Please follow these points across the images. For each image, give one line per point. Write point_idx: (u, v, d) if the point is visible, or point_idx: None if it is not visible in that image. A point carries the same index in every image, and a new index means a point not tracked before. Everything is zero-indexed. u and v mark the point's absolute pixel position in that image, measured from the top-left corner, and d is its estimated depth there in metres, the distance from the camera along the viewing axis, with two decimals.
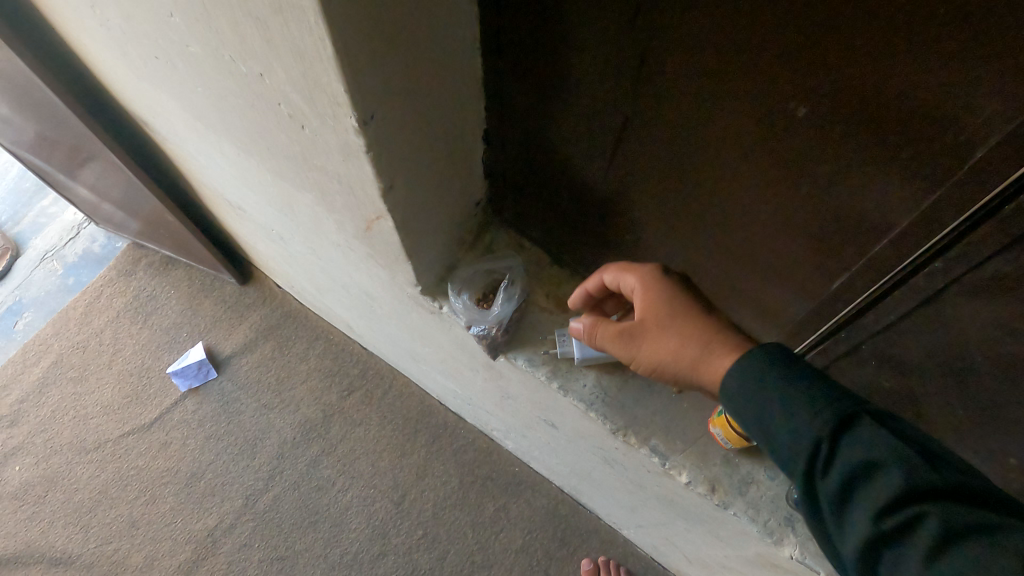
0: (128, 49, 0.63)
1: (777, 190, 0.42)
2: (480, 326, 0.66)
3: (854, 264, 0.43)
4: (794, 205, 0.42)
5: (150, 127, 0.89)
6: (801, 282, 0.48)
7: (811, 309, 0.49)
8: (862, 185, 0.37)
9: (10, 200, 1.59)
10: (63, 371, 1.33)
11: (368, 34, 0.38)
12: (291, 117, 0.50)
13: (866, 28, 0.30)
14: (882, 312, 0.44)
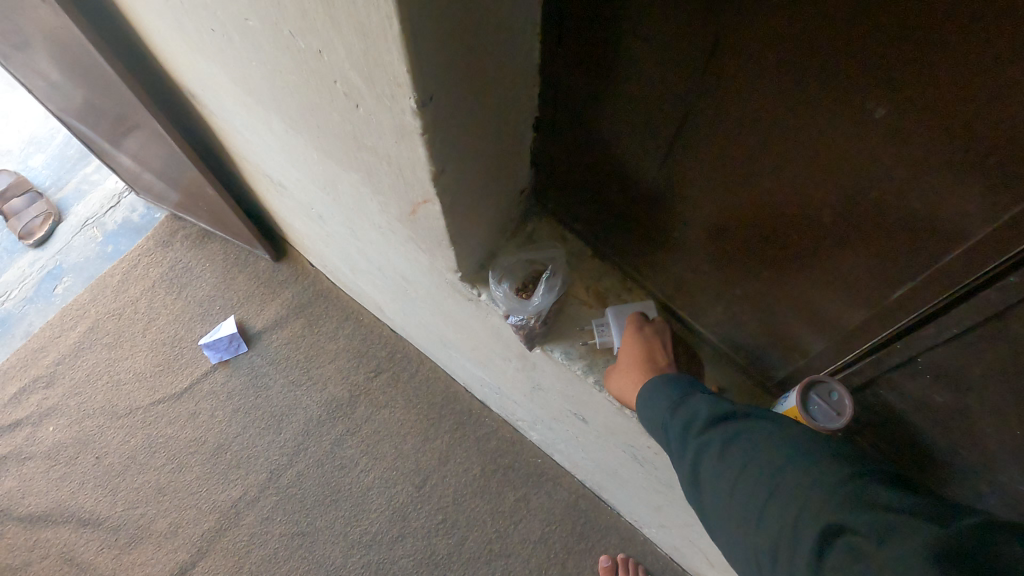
0: (183, 20, 0.63)
1: (844, 193, 0.40)
2: (519, 316, 0.65)
3: (918, 274, 0.41)
4: (860, 209, 0.40)
5: (197, 99, 0.89)
6: (858, 290, 0.47)
7: (865, 318, 0.48)
8: (937, 194, 0.36)
9: (54, 165, 1.62)
10: (98, 336, 1.35)
11: (435, 14, 0.38)
12: (346, 95, 0.50)
13: (961, 27, 0.29)
14: (942, 327, 0.43)
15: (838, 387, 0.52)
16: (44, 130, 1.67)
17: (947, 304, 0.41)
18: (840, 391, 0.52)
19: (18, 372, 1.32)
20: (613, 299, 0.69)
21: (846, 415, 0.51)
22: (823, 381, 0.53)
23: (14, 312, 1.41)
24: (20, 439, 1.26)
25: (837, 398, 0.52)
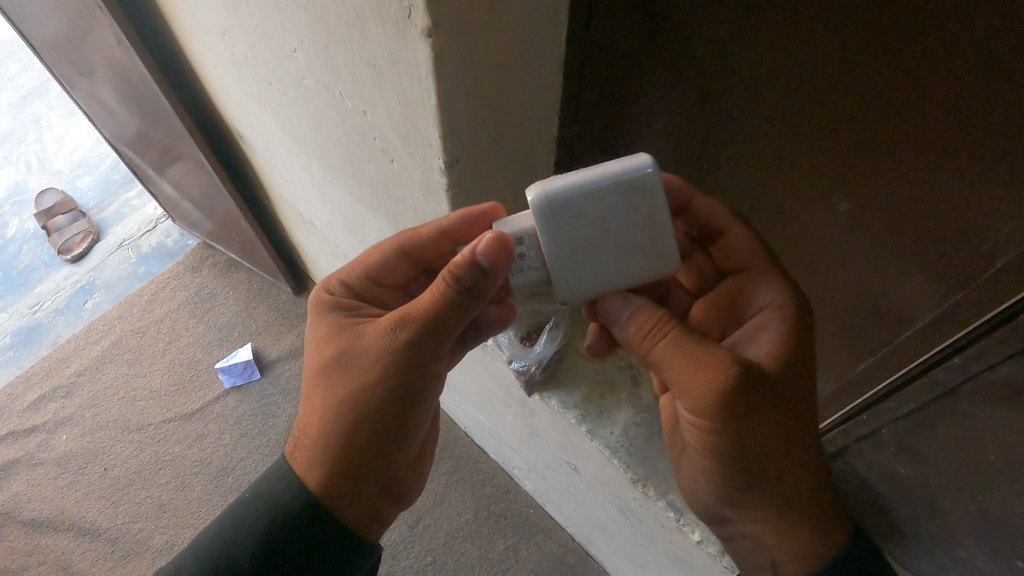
0: (245, 72, 0.71)
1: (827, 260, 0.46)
2: (522, 361, 0.70)
3: (893, 342, 0.46)
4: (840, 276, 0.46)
5: (245, 139, 0.97)
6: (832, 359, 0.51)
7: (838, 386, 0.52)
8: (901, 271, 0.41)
9: (100, 188, 1.73)
10: (120, 352, 1.41)
11: (468, 92, 0.44)
12: (383, 150, 0.56)
13: (914, 131, 0.34)
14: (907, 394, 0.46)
15: None
16: (95, 154, 1.80)
17: (908, 379, 0.46)
18: None
19: (40, 379, 1.38)
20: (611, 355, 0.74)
21: None
22: None
23: (44, 322, 1.48)
24: (33, 444, 1.31)
25: None
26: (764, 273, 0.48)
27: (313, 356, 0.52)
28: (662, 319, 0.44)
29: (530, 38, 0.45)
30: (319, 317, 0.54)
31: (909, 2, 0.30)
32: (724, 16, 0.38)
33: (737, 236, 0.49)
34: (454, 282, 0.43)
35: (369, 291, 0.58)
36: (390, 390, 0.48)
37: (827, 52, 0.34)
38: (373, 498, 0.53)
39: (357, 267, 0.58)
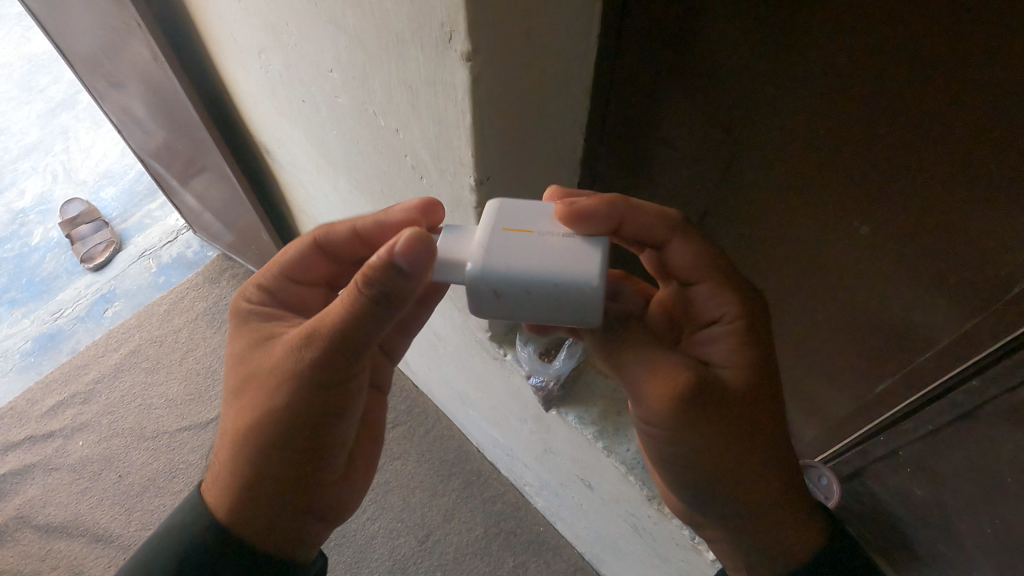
0: (278, 90, 0.73)
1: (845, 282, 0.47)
2: (540, 377, 0.71)
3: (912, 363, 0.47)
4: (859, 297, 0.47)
5: (271, 154, 1.00)
6: None
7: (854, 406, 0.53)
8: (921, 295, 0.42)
9: (123, 199, 1.77)
10: (138, 360, 1.43)
11: (502, 113, 0.46)
12: (413, 168, 0.58)
13: (937, 156, 0.36)
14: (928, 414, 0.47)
15: (827, 472, 0.58)
16: (119, 166, 1.84)
17: (929, 399, 0.47)
18: (829, 476, 0.58)
19: (59, 385, 1.40)
20: None
21: (832, 499, 0.57)
22: (814, 466, 0.59)
23: (64, 329, 1.50)
24: (50, 449, 1.32)
25: (825, 482, 0.58)
26: (709, 288, 0.47)
27: (231, 371, 0.51)
28: (634, 334, 0.46)
29: (563, 63, 0.47)
30: (240, 327, 0.53)
31: (936, 36, 0.31)
32: (751, 45, 0.39)
33: (682, 249, 0.47)
34: (366, 289, 0.40)
35: (291, 295, 0.57)
36: (301, 406, 0.46)
37: (854, 82, 0.36)
38: (293, 513, 0.52)
39: (280, 271, 0.56)
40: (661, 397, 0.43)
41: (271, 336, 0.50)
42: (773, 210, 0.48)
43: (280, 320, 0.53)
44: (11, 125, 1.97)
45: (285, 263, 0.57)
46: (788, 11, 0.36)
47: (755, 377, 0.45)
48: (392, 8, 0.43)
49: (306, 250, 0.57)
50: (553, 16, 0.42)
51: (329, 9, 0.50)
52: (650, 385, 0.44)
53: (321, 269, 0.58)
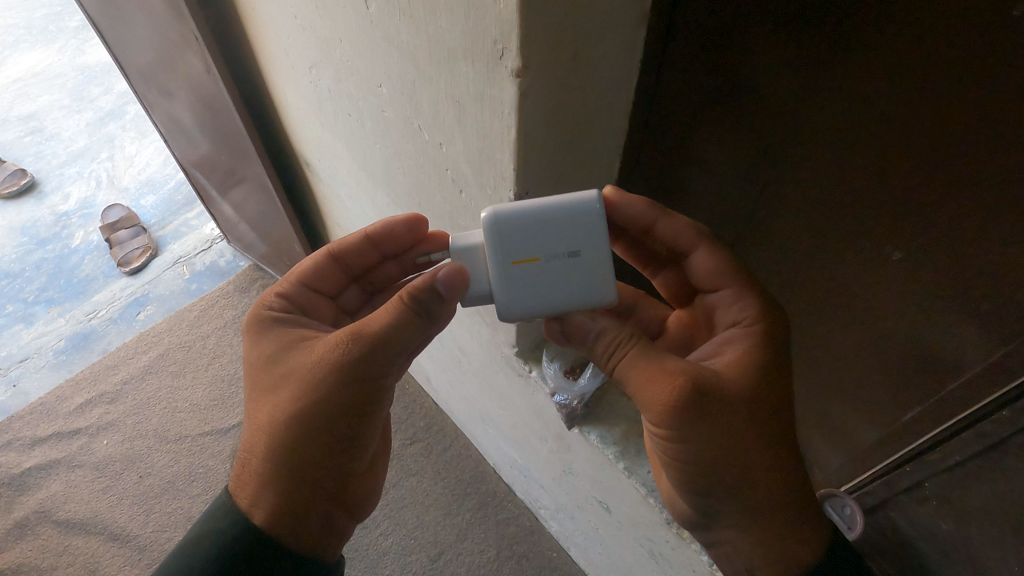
0: (326, 104, 0.76)
1: (874, 308, 0.48)
2: (564, 395, 0.72)
3: (938, 393, 0.48)
4: (890, 324, 0.47)
5: (311, 168, 1.03)
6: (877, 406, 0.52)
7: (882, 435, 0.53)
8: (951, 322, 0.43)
9: (162, 207, 1.83)
10: (166, 364, 1.46)
11: (546, 130, 0.48)
12: (453, 182, 0.60)
13: (973, 185, 0.36)
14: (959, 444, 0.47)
15: (850, 502, 0.59)
16: (160, 175, 1.91)
17: (958, 429, 0.47)
18: (850, 505, 0.59)
19: (88, 384, 1.43)
20: None
21: (854, 528, 0.57)
22: (839, 495, 0.60)
23: (97, 330, 1.54)
24: (76, 446, 1.34)
25: (848, 512, 0.58)
26: (732, 293, 0.51)
27: (261, 372, 0.53)
28: (623, 338, 0.48)
29: (605, 84, 0.49)
30: (262, 332, 0.56)
31: (974, 65, 0.32)
32: (793, 75, 0.41)
33: (705, 257, 0.52)
34: (409, 298, 0.47)
35: (306, 302, 0.61)
36: (346, 406, 0.50)
37: (891, 108, 0.37)
38: (329, 504, 0.54)
39: (297, 280, 0.61)
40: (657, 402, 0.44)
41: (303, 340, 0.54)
42: (803, 235, 0.49)
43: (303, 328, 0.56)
44: (61, 131, 2.05)
45: (301, 274, 0.61)
46: (830, 39, 0.37)
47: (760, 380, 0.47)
48: (447, 25, 0.45)
49: (318, 260, 0.62)
50: (599, 37, 0.44)
51: (384, 27, 0.53)
52: (644, 391, 0.45)
53: (332, 283, 0.63)
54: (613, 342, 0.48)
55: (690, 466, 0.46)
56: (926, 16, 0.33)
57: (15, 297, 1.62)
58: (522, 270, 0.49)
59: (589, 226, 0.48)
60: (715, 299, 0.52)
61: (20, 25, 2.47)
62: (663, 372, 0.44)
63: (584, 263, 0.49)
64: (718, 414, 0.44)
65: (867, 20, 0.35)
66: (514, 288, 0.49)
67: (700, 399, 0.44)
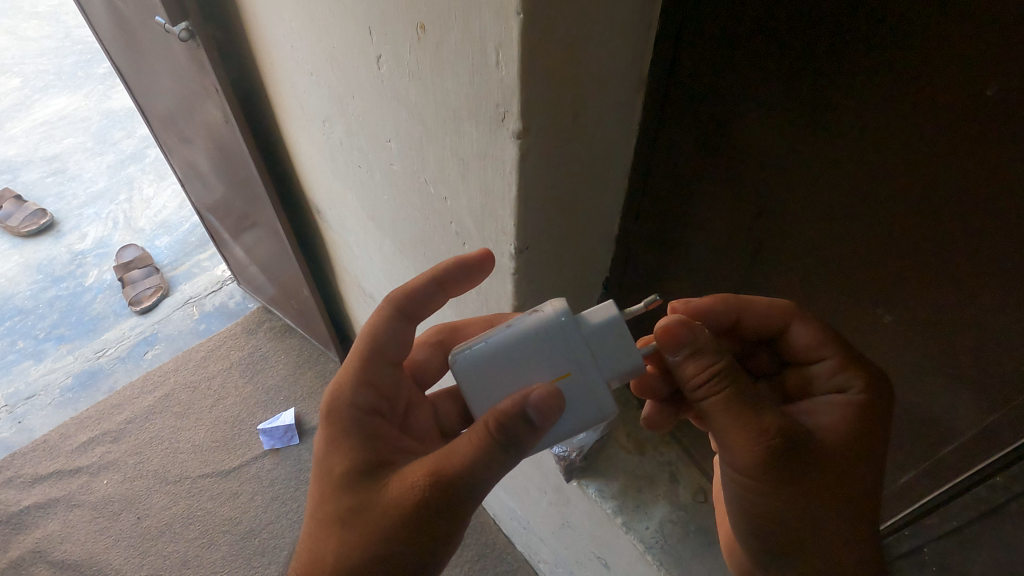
0: (337, 155, 0.79)
1: (869, 368, 0.48)
2: (563, 447, 0.72)
3: (934, 455, 0.47)
4: (884, 383, 0.48)
5: (322, 215, 1.05)
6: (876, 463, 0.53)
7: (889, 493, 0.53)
8: (943, 384, 0.43)
9: (175, 248, 1.86)
10: (171, 404, 1.46)
11: (547, 188, 0.49)
12: (457, 234, 0.61)
13: (954, 253, 0.37)
14: (956, 508, 0.47)
15: None
16: (176, 217, 1.95)
17: (953, 493, 0.47)
18: None
19: (92, 423, 1.44)
20: (652, 449, 0.74)
21: None
22: None
23: (104, 368, 1.56)
24: (75, 485, 1.34)
25: None
26: (833, 365, 0.46)
27: (330, 489, 0.44)
28: (725, 371, 0.40)
29: (604, 140, 0.50)
30: (341, 432, 0.46)
31: (953, 138, 0.34)
32: (787, 140, 0.42)
33: (802, 334, 0.48)
34: (491, 421, 0.39)
35: (387, 386, 0.51)
36: (405, 557, 0.41)
37: (879, 173, 0.38)
38: None
39: (379, 357, 0.51)
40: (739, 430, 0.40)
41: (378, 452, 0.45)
42: (797, 292, 0.50)
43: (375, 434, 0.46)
44: (83, 172, 2.11)
45: (387, 353, 0.51)
46: (819, 105, 0.39)
47: (847, 449, 0.42)
48: (452, 86, 0.47)
49: (403, 334, 0.52)
50: (596, 98, 0.46)
51: (394, 86, 0.55)
52: (722, 415, 0.40)
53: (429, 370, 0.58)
54: (706, 368, 0.40)
55: (746, 489, 0.42)
56: (907, 89, 0.34)
57: (27, 334, 1.64)
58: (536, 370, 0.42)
59: (468, 355, 0.42)
60: (815, 370, 0.48)
61: (51, 71, 2.57)
62: (749, 418, 0.39)
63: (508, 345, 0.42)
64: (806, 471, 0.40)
65: (853, 91, 0.37)
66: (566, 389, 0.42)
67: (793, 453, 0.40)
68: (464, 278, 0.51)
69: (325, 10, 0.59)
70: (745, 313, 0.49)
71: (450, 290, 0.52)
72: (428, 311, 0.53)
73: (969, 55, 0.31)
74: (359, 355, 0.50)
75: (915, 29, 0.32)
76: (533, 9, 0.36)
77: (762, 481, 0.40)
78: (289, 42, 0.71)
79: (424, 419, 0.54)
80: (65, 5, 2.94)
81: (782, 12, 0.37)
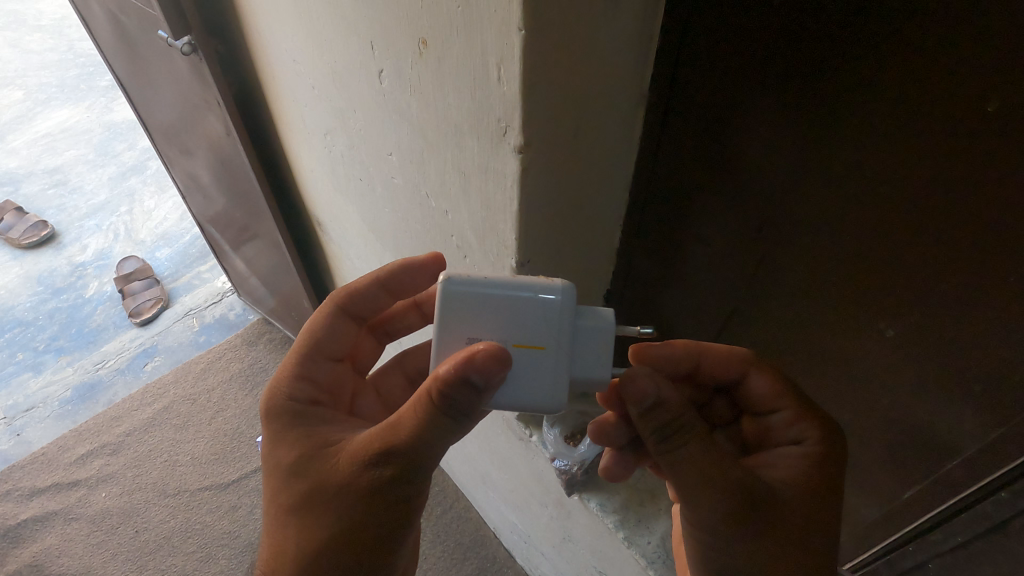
0: (338, 168, 0.79)
1: (873, 382, 0.48)
2: (563, 460, 0.71)
3: (937, 470, 0.47)
4: (887, 397, 0.48)
5: (323, 228, 1.05)
6: (883, 476, 0.52)
7: (897, 505, 0.52)
8: (946, 400, 0.43)
9: (176, 260, 1.87)
10: (170, 416, 1.46)
11: (548, 202, 0.49)
12: (457, 247, 0.61)
13: (955, 269, 0.37)
14: (960, 525, 0.47)
15: None
16: (176, 229, 1.95)
17: (957, 509, 0.47)
18: None
19: (91, 435, 1.43)
20: None
21: None
22: None
23: (104, 380, 1.55)
24: (74, 498, 1.33)
25: None
26: (787, 416, 0.49)
27: (281, 487, 0.46)
28: (685, 423, 0.43)
29: (605, 155, 0.50)
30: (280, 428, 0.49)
31: (955, 154, 0.34)
32: (790, 156, 0.43)
33: (756, 384, 0.51)
34: (435, 391, 0.39)
35: (327, 381, 0.55)
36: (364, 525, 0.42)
37: (881, 187, 0.38)
38: None
39: (317, 356, 0.55)
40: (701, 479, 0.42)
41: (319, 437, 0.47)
42: (798, 306, 0.50)
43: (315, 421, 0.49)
44: (84, 184, 2.12)
45: (324, 351, 0.56)
46: (821, 120, 0.39)
47: (812, 494, 0.45)
48: (454, 101, 0.47)
49: (342, 330, 0.57)
50: (597, 113, 0.46)
51: (396, 100, 0.55)
52: (683, 467, 0.42)
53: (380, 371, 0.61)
54: (669, 420, 0.42)
55: (704, 538, 0.44)
56: (908, 107, 0.34)
57: (26, 345, 1.64)
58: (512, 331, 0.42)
59: (471, 281, 0.42)
60: (771, 420, 0.51)
61: (53, 84, 2.58)
62: (705, 466, 0.42)
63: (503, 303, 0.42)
64: (760, 514, 0.42)
65: (854, 105, 0.37)
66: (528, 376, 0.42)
67: (746, 497, 0.42)
68: (409, 277, 0.56)
69: (327, 25, 0.59)
70: (702, 360, 0.53)
71: (401, 288, 0.56)
72: (373, 309, 0.58)
73: (971, 71, 0.31)
74: (299, 355, 0.54)
75: (917, 46, 0.32)
76: (535, 25, 0.37)
77: (716, 523, 0.42)
78: (291, 56, 0.72)
79: (368, 404, 0.59)
80: (67, 19, 2.96)
81: (784, 28, 0.38)
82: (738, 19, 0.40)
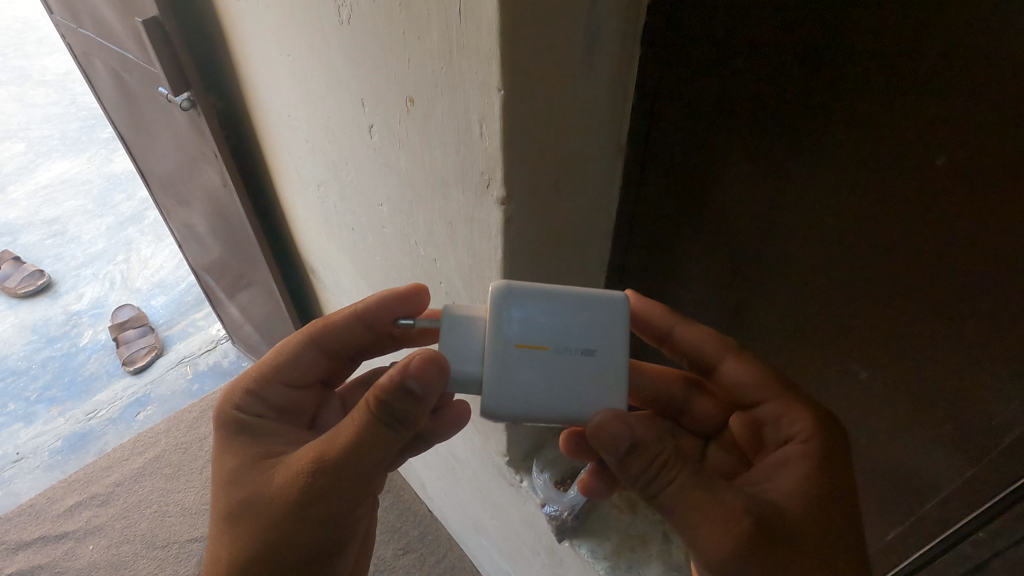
0: (331, 217, 0.81)
1: (855, 420, 0.49)
2: (554, 505, 0.71)
3: (919, 511, 0.48)
4: (870, 436, 0.48)
5: (317, 276, 1.07)
6: (868, 515, 0.53)
7: (885, 547, 0.53)
8: (920, 441, 0.44)
9: (171, 307, 1.88)
10: (161, 466, 1.45)
11: (533, 251, 0.51)
12: (446, 294, 0.63)
13: (917, 312, 0.39)
14: (950, 562, 0.46)
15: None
16: (173, 277, 1.97)
17: (940, 548, 0.47)
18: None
19: (81, 486, 1.42)
20: (643, 508, 0.73)
21: None
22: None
23: (96, 430, 1.55)
24: (60, 551, 1.30)
25: None
26: (776, 407, 0.48)
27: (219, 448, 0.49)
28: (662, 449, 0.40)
29: (584, 204, 0.52)
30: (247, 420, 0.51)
31: (909, 204, 0.36)
32: (762, 205, 0.44)
33: (734, 371, 0.50)
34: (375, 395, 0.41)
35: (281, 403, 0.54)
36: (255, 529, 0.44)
37: (848, 237, 0.40)
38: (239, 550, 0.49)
39: (280, 378, 0.54)
40: (711, 528, 0.38)
41: (327, 528, 0.43)
42: (782, 343, 0.51)
43: (277, 373, 0.54)
44: (82, 234, 2.14)
45: (288, 370, 0.54)
46: (790, 168, 0.41)
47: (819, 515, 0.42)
48: (440, 155, 0.49)
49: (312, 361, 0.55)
50: (576, 166, 0.48)
51: (386, 152, 0.57)
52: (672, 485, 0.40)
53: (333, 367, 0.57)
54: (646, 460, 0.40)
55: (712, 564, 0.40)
56: (871, 152, 0.36)
57: (18, 395, 1.64)
58: (526, 363, 0.43)
59: (554, 392, 0.43)
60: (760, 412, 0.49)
61: (55, 136, 2.64)
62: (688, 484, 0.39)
63: (565, 367, 0.44)
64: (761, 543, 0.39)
65: (818, 157, 0.39)
66: (524, 380, 0.43)
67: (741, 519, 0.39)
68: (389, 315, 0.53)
69: (320, 81, 0.62)
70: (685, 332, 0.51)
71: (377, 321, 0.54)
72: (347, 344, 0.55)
73: (923, 127, 0.33)
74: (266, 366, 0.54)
75: (870, 103, 0.34)
76: (513, 84, 0.39)
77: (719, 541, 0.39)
78: (286, 111, 0.74)
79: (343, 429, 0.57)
80: (72, 74, 3.05)
81: (750, 86, 0.40)
82: (710, 72, 0.42)
